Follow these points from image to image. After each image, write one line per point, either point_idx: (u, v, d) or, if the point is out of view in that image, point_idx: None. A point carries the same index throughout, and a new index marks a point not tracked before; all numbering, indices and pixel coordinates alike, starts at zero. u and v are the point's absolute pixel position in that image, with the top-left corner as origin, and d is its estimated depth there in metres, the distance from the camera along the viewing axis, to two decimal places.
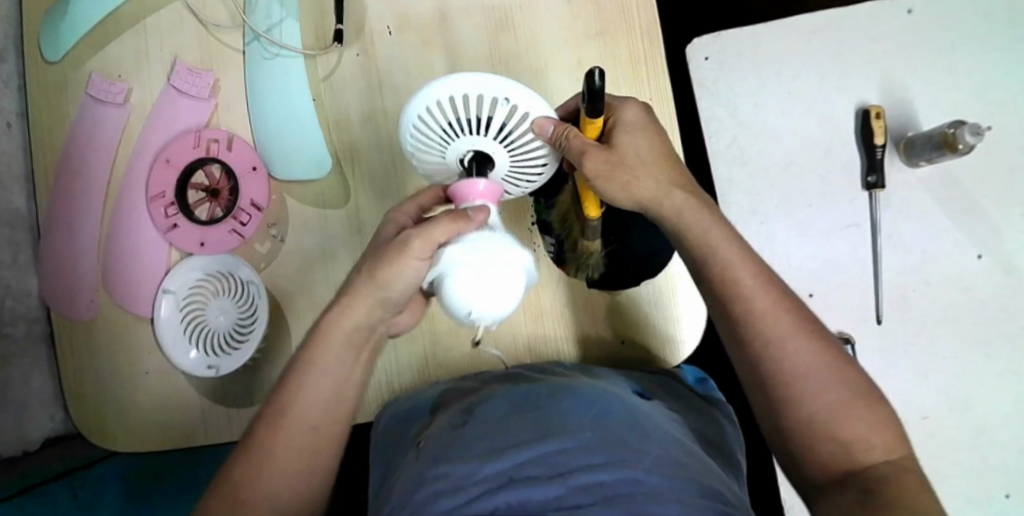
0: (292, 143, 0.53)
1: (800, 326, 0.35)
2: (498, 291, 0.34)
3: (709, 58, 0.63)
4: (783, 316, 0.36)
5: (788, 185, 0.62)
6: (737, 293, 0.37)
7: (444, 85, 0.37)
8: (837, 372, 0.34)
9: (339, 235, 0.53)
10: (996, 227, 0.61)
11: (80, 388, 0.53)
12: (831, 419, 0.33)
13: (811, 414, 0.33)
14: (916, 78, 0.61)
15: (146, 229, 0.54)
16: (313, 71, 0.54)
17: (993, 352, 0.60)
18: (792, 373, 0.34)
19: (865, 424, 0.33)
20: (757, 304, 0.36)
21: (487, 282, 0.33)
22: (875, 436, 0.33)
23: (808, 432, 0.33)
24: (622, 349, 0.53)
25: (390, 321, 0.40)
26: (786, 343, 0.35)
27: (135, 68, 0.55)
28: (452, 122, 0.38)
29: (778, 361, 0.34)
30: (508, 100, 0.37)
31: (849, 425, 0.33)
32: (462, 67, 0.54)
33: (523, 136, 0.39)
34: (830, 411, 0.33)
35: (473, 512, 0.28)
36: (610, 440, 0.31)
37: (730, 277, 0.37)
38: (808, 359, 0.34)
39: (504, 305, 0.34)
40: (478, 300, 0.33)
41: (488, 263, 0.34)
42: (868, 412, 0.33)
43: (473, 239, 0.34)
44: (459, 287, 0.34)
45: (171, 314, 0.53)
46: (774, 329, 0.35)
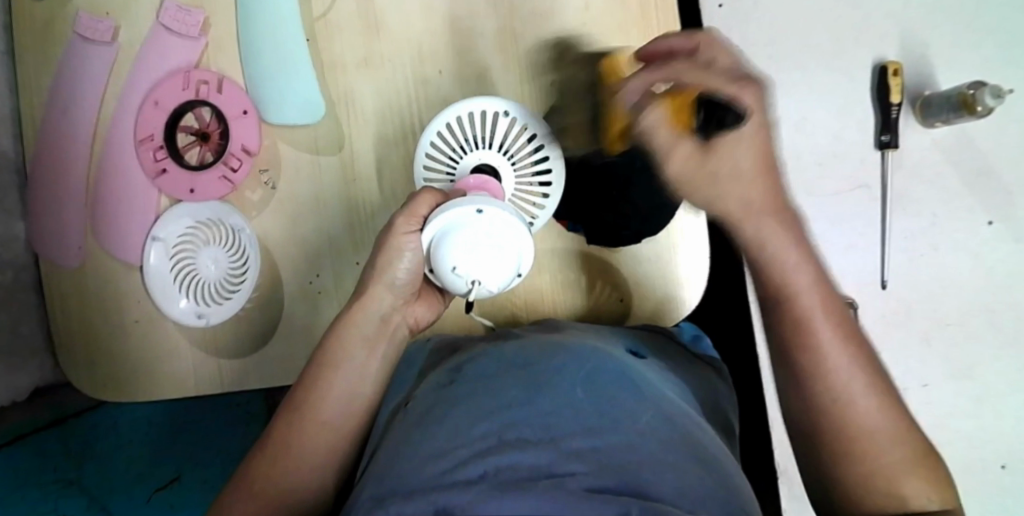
0: (286, 86, 0.51)
1: (874, 374, 0.32)
2: (493, 254, 0.36)
3: (722, 5, 0.60)
4: (857, 364, 0.31)
5: (799, 143, 0.59)
6: (809, 337, 0.32)
7: (458, 106, 0.46)
8: (904, 426, 0.31)
9: (333, 184, 0.52)
10: (1009, 190, 0.58)
11: (70, 337, 0.53)
12: (896, 476, 0.30)
13: (877, 469, 0.30)
14: (936, 32, 0.58)
15: (133, 173, 0.52)
16: (307, 10, 0.52)
17: (998, 322, 0.59)
18: (860, 429, 0.30)
19: (928, 482, 0.30)
20: (830, 349, 0.32)
21: (484, 246, 0.36)
22: (936, 495, 0.30)
23: (866, 486, 0.30)
24: (620, 308, 0.52)
25: (402, 307, 0.41)
26: (860, 395, 0.31)
27: (123, 4, 0.53)
28: (465, 138, 0.46)
29: (848, 416, 0.31)
30: (508, 114, 0.47)
31: (914, 484, 0.30)
32: (465, 11, 0.52)
33: (522, 149, 0.47)
34: (898, 467, 0.30)
35: (460, 476, 0.26)
36: (605, 404, 0.30)
37: (796, 308, 0.32)
38: (878, 412, 0.31)
39: (499, 272, 0.36)
40: (476, 262, 0.36)
41: (483, 227, 0.36)
42: (929, 469, 0.31)
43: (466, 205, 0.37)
44: (454, 249, 0.36)
45: (161, 261, 0.52)
46: (846, 380, 0.31)
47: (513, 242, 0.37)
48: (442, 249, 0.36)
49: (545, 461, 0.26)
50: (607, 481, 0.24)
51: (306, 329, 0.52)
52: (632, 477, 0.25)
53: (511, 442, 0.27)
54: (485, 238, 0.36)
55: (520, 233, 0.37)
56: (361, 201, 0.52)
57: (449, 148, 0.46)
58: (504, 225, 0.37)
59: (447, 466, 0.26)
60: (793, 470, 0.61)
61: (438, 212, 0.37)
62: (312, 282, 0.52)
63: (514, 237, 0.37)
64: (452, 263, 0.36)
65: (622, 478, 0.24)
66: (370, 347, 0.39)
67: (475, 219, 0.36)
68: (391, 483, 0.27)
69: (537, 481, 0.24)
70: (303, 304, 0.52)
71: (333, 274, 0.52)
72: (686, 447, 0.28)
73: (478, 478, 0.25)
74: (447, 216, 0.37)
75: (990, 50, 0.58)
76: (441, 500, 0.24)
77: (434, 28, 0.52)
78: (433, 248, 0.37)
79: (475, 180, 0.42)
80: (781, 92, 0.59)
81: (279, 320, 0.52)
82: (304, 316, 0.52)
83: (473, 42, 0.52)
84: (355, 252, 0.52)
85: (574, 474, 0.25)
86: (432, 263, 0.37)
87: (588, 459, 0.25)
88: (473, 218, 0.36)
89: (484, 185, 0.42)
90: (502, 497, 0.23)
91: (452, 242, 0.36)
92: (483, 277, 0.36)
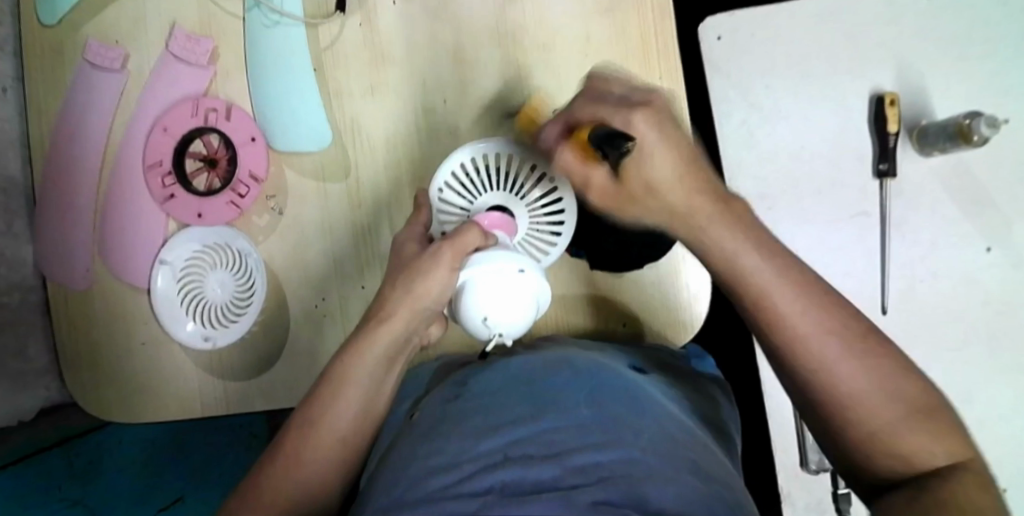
0: (293, 115, 0.52)
1: (856, 339, 0.30)
2: (510, 300, 0.37)
3: (721, 37, 0.60)
4: (836, 334, 0.30)
5: (797, 170, 0.60)
6: (782, 327, 0.30)
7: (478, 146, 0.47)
8: (898, 380, 0.29)
9: (338, 208, 0.53)
10: (1005, 219, 0.59)
11: (75, 358, 0.53)
12: (890, 434, 0.28)
13: (868, 434, 0.29)
14: (931, 63, 0.59)
15: (142, 198, 0.53)
16: (315, 40, 0.53)
17: (995, 347, 0.59)
18: (846, 396, 0.29)
19: (927, 431, 0.28)
20: (806, 329, 0.30)
21: (504, 295, 0.37)
22: (934, 444, 0.28)
23: (863, 448, 0.29)
24: (623, 332, 0.52)
25: (421, 329, 0.41)
26: (841, 366, 0.29)
27: (134, 33, 0.54)
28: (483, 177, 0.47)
29: (826, 390, 0.29)
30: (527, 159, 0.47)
31: (910, 436, 0.28)
32: (469, 40, 0.53)
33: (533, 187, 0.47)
34: (888, 426, 0.28)
35: (467, 489, 0.26)
36: (607, 416, 0.30)
37: (761, 287, 0.31)
38: (866, 374, 0.29)
39: (522, 325, 0.38)
40: (495, 308, 0.37)
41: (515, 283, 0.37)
42: (932, 419, 0.28)
43: (493, 257, 0.38)
44: (484, 299, 0.37)
45: (167, 285, 0.52)
46: (825, 356, 0.29)
47: (537, 299, 0.38)
48: (472, 298, 0.37)
49: (549, 476, 0.26)
50: (611, 491, 0.25)
51: (310, 352, 0.52)
52: (635, 488, 0.25)
53: (517, 458, 0.28)
54: (507, 289, 0.37)
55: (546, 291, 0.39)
56: (366, 226, 0.53)
57: (464, 184, 0.47)
58: (534, 286, 0.38)
59: (454, 478, 0.27)
60: (797, 496, 0.61)
61: (474, 260, 0.38)
62: (317, 305, 0.52)
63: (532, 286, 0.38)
64: (482, 314, 0.37)
65: (624, 488, 0.25)
66: (386, 364, 0.39)
67: (495, 270, 0.37)
68: (398, 494, 0.28)
69: (541, 494, 0.25)
70: (308, 327, 0.52)
71: (337, 297, 0.52)
72: (688, 458, 0.29)
73: (485, 490, 0.26)
74: (481, 267, 0.37)
75: (985, 78, 0.59)
76: (450, 508, 0.25)
77: (439, 57, 0.53)
78: (465, 293, 0.37)
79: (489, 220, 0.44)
80: (778, 121, 0.60)
81: (284, 341, 0.52)
82: (309, 341, 0.52)
83: (477, 71, 0.53)
84: (360, 276, 0.53)
85: (577, 487, 0.25)
86: (459, 306, 0.38)
87: (593, 473, 0.26)
88: (493, 269, 0.37)
89: (498, 226, 0.44)
90: (507, 506, 0.24)
91: (474, 288, 0.37)
92: (508, 329, 0.37)
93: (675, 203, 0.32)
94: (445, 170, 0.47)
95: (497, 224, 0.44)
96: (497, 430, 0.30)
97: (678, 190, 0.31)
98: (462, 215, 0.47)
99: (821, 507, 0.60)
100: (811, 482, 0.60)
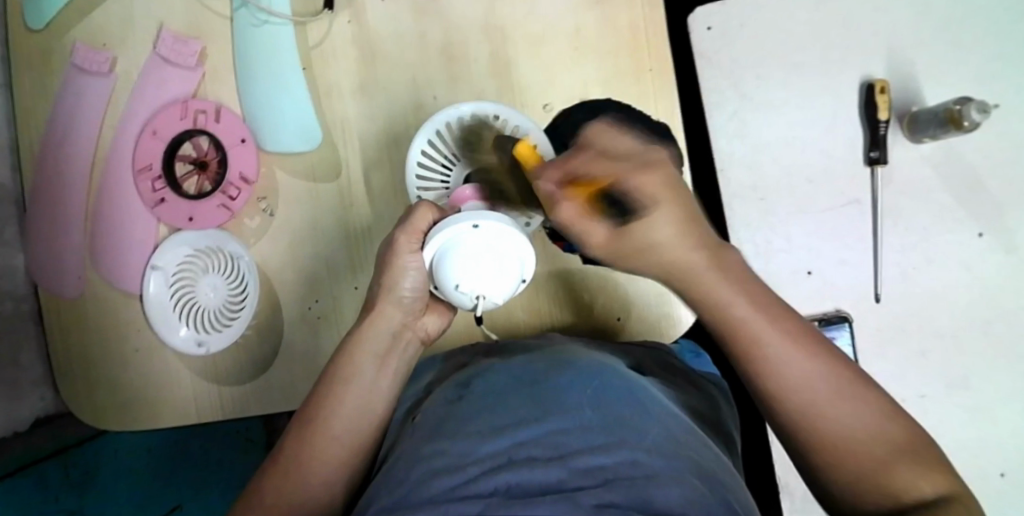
0: (282, 115, 0.52)
1: (837, 379, 0.30)
2: (487, 264, 0.37)
3: (711, 28, 0.60)
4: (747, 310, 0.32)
5: (789, 159, 0.60)
6: (766, 363, 0.30)
7: (448, 113, 0.46)
8: (882, 426, 0.29)
9: (330, 209, 0.52)
10: (998, 204, 0.59)
11: (70, 366, 0.53)
12: (873, 472, 0.28)
13: (845, 471, 0.28)
14: (921, 50, 0.59)
15: (133, 203, 0.52)
16: (303, 39, 0.53)
17: (990, 332, 0.59)
18: (818, 430, 0.29)
19: (913, 468, 0.27)
20: (787, 366, 0.30)
21: (480, 260, 0.36)
22: (924, 482, 0.27)
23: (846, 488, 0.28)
24: (617, 327, 0.52)
25: (413, 321, 0.41)
26: (820, 404, 0.29)
27: (121, 36, 0.53)
28: (456, 146, 0.47)
29: (799, 416, 0.29)
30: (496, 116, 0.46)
31: (892, 476, 0.27)
32: (458, 36, 0.52)
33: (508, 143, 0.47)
34: (869, 463, 0.28)
35: (472, 491, 0.26)
36: (611, 418, 0.30)
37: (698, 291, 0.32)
38: (827, 399, 0.29)
39: (504, 286, 0.37)
40: (473, 275, 0.36)
41: (482, 244, 0.37)
42: (916, 460, 0.28)
43: (460, 220, 0.38)
44: (455, 265, 0.37)
45: (160, 290, 0.52)
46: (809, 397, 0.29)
47: (515, 257, 0.37)
48: (445, 266, 0.37)
49: (554, 478, 0.26)
50: (616, 493, 0.25)
51: (305, 354, 0.52)
52: (640, 489, 0.25)
53: (520, 460, 0.28)
54: (482, 252, 0.37)
55: (524, 243, 0.38)
56: (360, 226, 0.52)
57: (440, 156, 0.47)
58: (508, 242, 0.37)
59: (458, 481, 0.27)
60: (795, 485, 0.61)
61: (436, 231, 0.38)
62: (311, 306, 0.52)
63: (510, 244, 0.37)
64: (455, 280, 0.37)
65: (629, 488, 0.25)
66: (379, 362, 0.39)
67: (465, 233, 0.37)
68: (402, 496, 0.28)
69: (546, 495, 0.25)
70: (303, 330, 0.52)
71: (331, 298, 0.52)
72: (692, 459, 0.28)
73: (490, 492, 0.26)
74: (446, 235, 0.37)
75: (976, 64, 0.59)
76: (455, 509, 0.25)
77: (428, 53, 0.53)
78: (436, 264, 0.37)
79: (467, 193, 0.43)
80: (771, 111, 0.60)
81: (280, 344, 0.52)
82: (304, 342, 0.52)
83: (467, 67, 0.52)
84: (353, 276, 0.52)
85: (583, 488, 0.25)
86: (437, 279, 0.38)
87: (598, 475, 0.26)
88: (463, 234, 0.37)
89: (472, 198, 0.43)
90: (512, 507, 0.24)
91: (447, 257, 0.37)
92: (489, 290, 0.37)
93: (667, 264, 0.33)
94: (419, 140, 0.46)
95: (473, 195, 0.43)
96: (501, 432, 0.30)
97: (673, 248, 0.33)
98: (441, 187, 0.47)
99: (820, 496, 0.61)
100: None
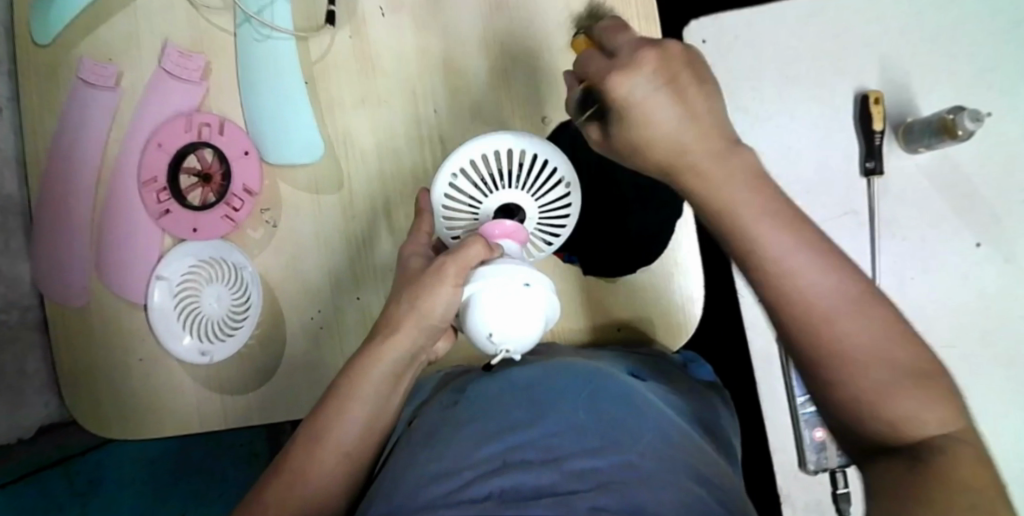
0: (283, 127, 0.53)
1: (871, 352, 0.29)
2: (523, 323, 0.37)
3: (706, 40, 0.60)
4: None
5: (786, 169, 0.61)
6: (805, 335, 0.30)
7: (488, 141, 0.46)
8: None
9: (332, 220, 0.53)
10: (996, 213, 0.59)
11: (74, 376, 0.53)
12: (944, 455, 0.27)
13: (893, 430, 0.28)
14: (915, 61, 0.60)
15: (137, 214, 0.53)
16: (305, 53, 0.53)
17: (989, 340, 0.59)
18: (853, 392, 0.29)
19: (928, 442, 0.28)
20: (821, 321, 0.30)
21: (518, 319, 0.36)
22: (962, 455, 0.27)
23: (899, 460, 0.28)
24: (618, 336, 0.53)
25: (428, 347, 0.40)
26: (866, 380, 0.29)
27: (127, 51, 0.54)
28: (488, 176, 0.46)
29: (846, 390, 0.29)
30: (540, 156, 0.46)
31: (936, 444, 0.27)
32: (457, 50, 0.53)
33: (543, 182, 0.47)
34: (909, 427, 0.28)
35: (467, 497, 0.27)
36: (605, 420, 0.31)
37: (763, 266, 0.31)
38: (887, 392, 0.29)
39: (531, 338, 0.37)
40: (509, 333, 0.36)
41: (517, 290, 0.37)
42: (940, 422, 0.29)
43: (504, 273, 0.37)
44: (487, 313, 0.36)
45: (165, 299, 0.52)
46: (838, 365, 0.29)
47: (545, 311, 0.38)
48: (479, 316, 0.37)
49: (548, 482, 0.27)
50: (608, 497, 0.26)
51: (308, 365, 0.52)
52: (630, 494, 0.26)
53: (515, 463, 0.28)
54: (522, 308, 0.36)
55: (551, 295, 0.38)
56: (362, 236, 0.53)
57: (472, 184, 0.46)
58: (541, 295, 0.37)
59: (453, 486, 0.28)
60: (797, 496, 0.59)
61: (476, 276, 0.37)
62: (314, 316, 0.53)
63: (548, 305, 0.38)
64: (488, 330, 0.37)
65: (622, 494, 0.26)
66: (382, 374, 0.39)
67: (507, 287, 0.36)
68: (399, 502, 0.28)
69: (541, 499, 0.26)
70: (305, 340, 0.53)
71: (333, 308, 0.53)
72: (685, 463, 0.29)
73: (485, 497, 0.27)
74: (480, 283, 0.37)
75: (970, 75, 0.59)
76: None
77: (429, 67, 0.53)
78: (469, 311, 0.37)
79: (502, 228, 0.41)
80: (767, 122, 0.61)
81: (283, 353, 0.53)
82: (308, 351, 0.53)
83: (467, 81, 0.53)
84: (356, 287, 0.53)
85: (577, 492, 0.26)
86: (466, 322, 0.38)
87: (590, 478, 0.27)
88: (507, 287, 0.36)
89: (509, 234, 0.42)
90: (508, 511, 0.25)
91: (486, 308, 0.36)
92: (515, 344, 0.37)
93: (677, 159, 0.32)
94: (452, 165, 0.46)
95: (509, 232, 0.42)
96: (495, 438, 0.30)
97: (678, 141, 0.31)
98: (469, 217, 0.46)
99: (820, 507, 0.58)
100: (810, 482, 0.58)
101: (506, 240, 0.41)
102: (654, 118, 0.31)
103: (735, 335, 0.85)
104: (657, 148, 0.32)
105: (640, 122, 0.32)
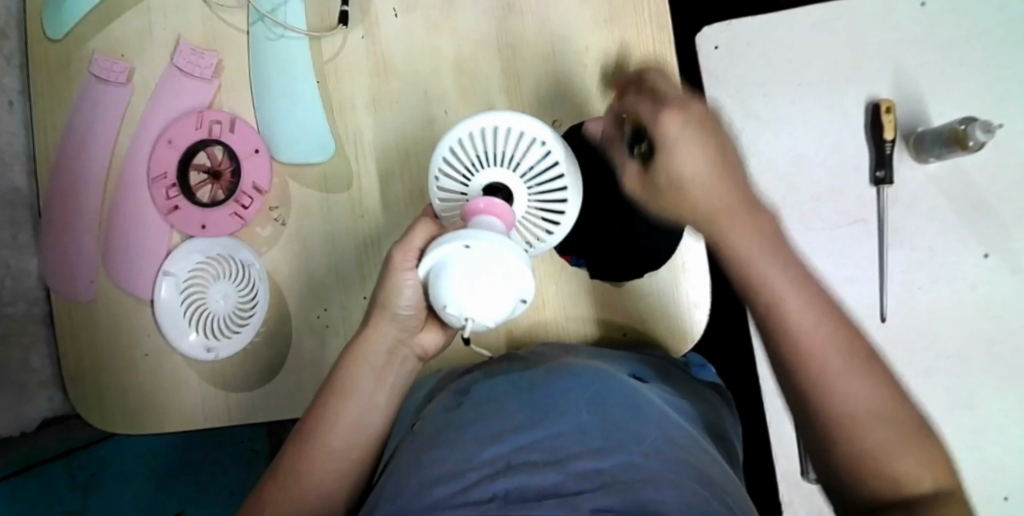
0: (294, 126, 0.53)
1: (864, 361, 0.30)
2: (487, 292, 0.33)
3: (718, 47, 0.60)
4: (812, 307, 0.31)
5: (794, 176, 0.61)
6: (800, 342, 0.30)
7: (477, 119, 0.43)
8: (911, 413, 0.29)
9: (340, 219, 0.53)
10: (1005, 226, 0.59)
11: (78, 370, 0.53)
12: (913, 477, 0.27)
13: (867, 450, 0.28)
14: (927, 72, 0.60)
15: (146, 209, 0.53)
16: (318, 52, 0.54)
17: (996, 352, 0.59)
18: (843, 398, 0.29)
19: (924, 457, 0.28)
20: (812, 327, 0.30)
21: (480, 287, 0.33)
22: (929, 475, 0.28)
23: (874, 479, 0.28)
24: (623, 341, 0.53)
25: (407, 338, 0.41)
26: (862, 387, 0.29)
27: (138, 47, 0.54)
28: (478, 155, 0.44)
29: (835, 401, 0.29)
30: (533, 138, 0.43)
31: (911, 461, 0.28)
32: (469, 52, 0.53)
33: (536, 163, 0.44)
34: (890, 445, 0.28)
35: (470, 498, 0.27)
36: (608, 423, 0.31)
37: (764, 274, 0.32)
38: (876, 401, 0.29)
39: (497, 308, 0.33)
40: (470, 303, 0.33)
41: (473, 259, 0.33)
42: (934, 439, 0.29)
43: (464, 236, 0.33)
44: (448, 284, 0.33)
45: (171, 295, 0.52)
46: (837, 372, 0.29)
47: (513, 278, 0.33)
48: (440, 285, 0.34)
49: (552, 482, 0.27)
50: (611, 497, 0.25)
51: (312, 364, 0.52)
52: (634, 493, 0.25)
53: (518, 466, 0.28)
54: (485, 275, 0.33)
55: (520, 262, 0.33)
56: (370, 236, 0.53)
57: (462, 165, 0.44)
58: (507, 260, 0.33)
59: (457, 488, 0.27)
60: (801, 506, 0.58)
61: (436, 244, 0.34)
62: (319, 315, 0.53)
63: (517, 273, 0.33)
64: (447, 301, 0.34)
65: (625, 493, 0.25)
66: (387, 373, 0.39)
67: (467, 253, 0.33)
68: (402, 503, 0.28)
69: (545, 500, 0.26)
70: (310, 339, 0.53)
71: (339, 308, 0.53)
72: (689, 465, 0.29)
73: (489, 498, 0.26)
74: (439, 250, 0.34)
75: (983, 87, 0.59)
76: None
77: (440, 68, 0.53)
78: (432, 281, 0.35)
79: (485, 203, 0.38)
80: (776, 130, 0.61)
81: (288, 351, 0.52)
82: (312, 350, 0.52)
83: (479, 84, 0.53)
84: (362, 287, 0.53)
85: (580, 493, 0.26)
86: (431, 294, 0.35)
87: (593, 478, 0.27)
88: (468, 253, 0.33)
89: (493, 210, 0.38)
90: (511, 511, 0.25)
91: (446, 277, 0.33)
92: (479, 315, 0.34)
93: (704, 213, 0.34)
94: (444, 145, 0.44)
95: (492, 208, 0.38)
96: (498, 441, 0.30)
97: (708, 192, 0.33)
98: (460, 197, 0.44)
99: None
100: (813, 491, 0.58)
101: (487, 214, 0.37)
102: (678, 163, 0.33)
103: (740, 342, 0.85)
104: (682, 192, 0.34)
105: (670, 164, 0.34)
